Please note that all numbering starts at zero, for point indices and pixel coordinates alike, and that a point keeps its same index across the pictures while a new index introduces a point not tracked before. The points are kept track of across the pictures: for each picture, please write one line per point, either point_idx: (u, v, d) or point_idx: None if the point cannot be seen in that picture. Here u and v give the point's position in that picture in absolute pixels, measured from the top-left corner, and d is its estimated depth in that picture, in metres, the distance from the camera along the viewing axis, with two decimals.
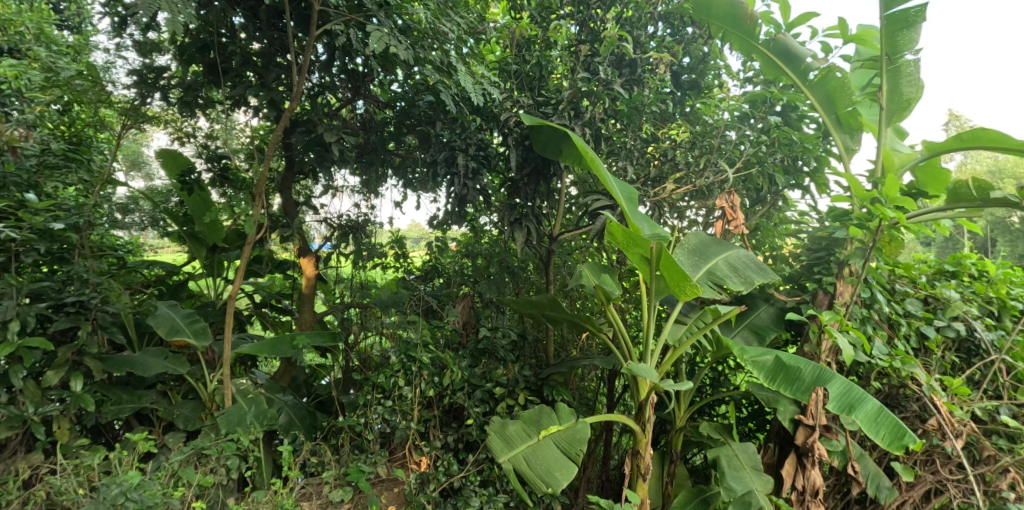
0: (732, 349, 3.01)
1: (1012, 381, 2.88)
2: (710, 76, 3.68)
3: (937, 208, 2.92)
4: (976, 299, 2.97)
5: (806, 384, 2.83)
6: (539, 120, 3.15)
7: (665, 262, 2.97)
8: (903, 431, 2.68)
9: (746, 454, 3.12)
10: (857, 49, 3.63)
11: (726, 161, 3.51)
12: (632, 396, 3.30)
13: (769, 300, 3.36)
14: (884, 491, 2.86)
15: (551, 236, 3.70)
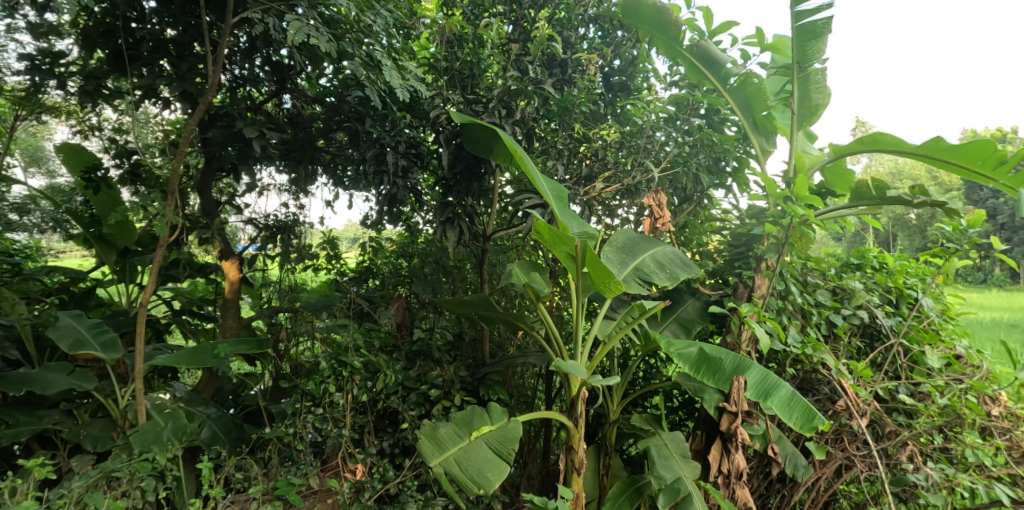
0: (659, 342, 3.14)
1: (908, 363, 3.14)
2: (639, 78, 3.78)
3: (841, 206, 3.16)
4: (877, 289, 3.24)
5: (727, 373, 2.99)
6: (469, 118, 3.14)
7: (591, 258, 3.04)
8: (813, 414, 2.88)
9: (674, 443, 3.26)
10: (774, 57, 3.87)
11: (652, 161, 3.64)
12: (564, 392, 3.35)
13: (695, 294, 3.53)
14: (801, 469, 3.07)
15: (484, 235, 3.67)
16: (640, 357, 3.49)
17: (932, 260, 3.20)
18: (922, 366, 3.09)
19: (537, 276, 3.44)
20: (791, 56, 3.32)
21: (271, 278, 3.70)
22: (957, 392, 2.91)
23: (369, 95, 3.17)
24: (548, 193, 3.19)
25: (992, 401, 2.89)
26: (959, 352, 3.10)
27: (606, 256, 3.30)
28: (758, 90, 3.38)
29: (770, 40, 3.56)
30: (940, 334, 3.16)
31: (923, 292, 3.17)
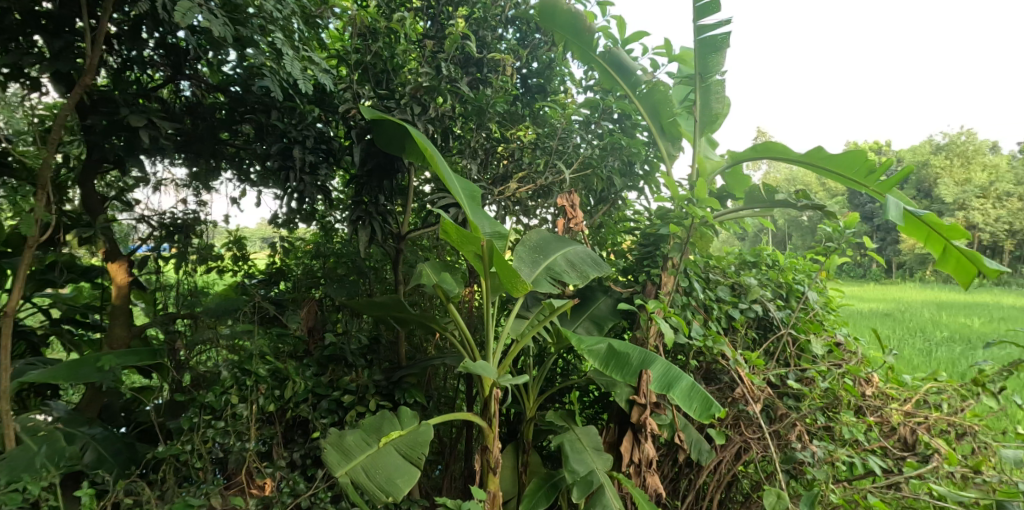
0: (570, 339, 3.23)
1: (797, 351, 3.44)
2: (556, 81, 3.87)
3: (738, 209, 3.41)
4: (769, 284, 3.54)
5: (634, 367, 3.12)
6: (379, 113, 3.06)
7: (496, 257, 3.03)
8: (711, 402, 3.00)
9: (587, 436, 3.35)
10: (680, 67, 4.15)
11: (564, 163, 3.75)
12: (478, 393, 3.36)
13: (607, 291, 3.70)
14: (704, 454, 3.28)
15: (398, 235, 3.58)
16: (554, 354, 3.58)
17: (817, 259, 3.57)
18: (808, 353, 3.39)
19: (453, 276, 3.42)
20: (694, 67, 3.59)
21: (167, 281, 3.44)
22: (836, 376, 3.23)
23: (268, 85, 2.99)
24: (460, 193, 3.18)
25: (866, 382, 3.23)
26: (839, 339, 3.44)
27: (518, 255, 3.35)
28: (666, 97, 3.61)
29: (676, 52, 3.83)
30: (823, 324, 3.50)
31: (809, 287, 3.49)
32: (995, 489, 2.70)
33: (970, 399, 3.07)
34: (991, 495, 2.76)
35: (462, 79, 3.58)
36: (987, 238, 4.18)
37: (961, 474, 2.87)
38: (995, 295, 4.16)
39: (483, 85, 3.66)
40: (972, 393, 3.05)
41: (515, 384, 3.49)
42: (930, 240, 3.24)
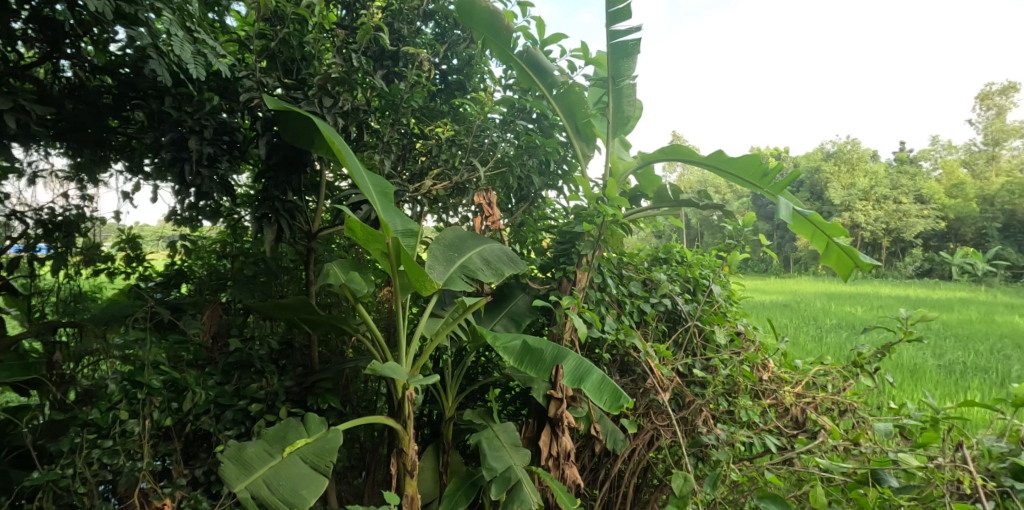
0: (485, 337, 3.23)
1: (703, 341, 3.70)
2: (476, 78, 3.95)
3: (645, 208, 3.69)
4: (678, 279, 3.79)
5: (547, 363, 3.13)
6: (284, 104, 2.90)
7: (403, 256, 2.96)
8: (620, 393, 3.06)
9: (505, 433, 3.35)
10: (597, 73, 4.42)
11: (479, 160, 3.82)
12: (391, 394, 3.26)
13: (525, 288, 3.76)
14: (619, 443, 3.42)
15: (308, 233, 3.45)
16: (473, 353, 3.58)
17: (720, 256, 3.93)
18: (713, 343, 3.65)
19: (366, 275, 3.31)
20: (609, 70, 3.94)
21: (45, 286, 3.18)
22: (736, 363, 3.50)
23: (155, 70, 2.73)
24: (372, 188, 3.09)
25: (763, 367, 3.54)
26: (739, 329, 3.72)
27: (431, 253, 3.28)
28: (580, 99, 3.84)
29: (593, 56, 4.19)
30: (726, 315, 3.78)
31: (713, 281, 3.76)
32: (870, 459, 3.00)
33: (851, 379, 3.44)
34: (866, 464, 3.06)
35: (376, 73, 3.49)
36: (868, 236, 4.70)
37: (843, 446, 3.18)
38: (875, 285, 4.77)
39: (400, 79, 3.59)
40: (852, 373, 3.42)
41: (433, 383, 3.48)
42: (815, 238, 3.79)
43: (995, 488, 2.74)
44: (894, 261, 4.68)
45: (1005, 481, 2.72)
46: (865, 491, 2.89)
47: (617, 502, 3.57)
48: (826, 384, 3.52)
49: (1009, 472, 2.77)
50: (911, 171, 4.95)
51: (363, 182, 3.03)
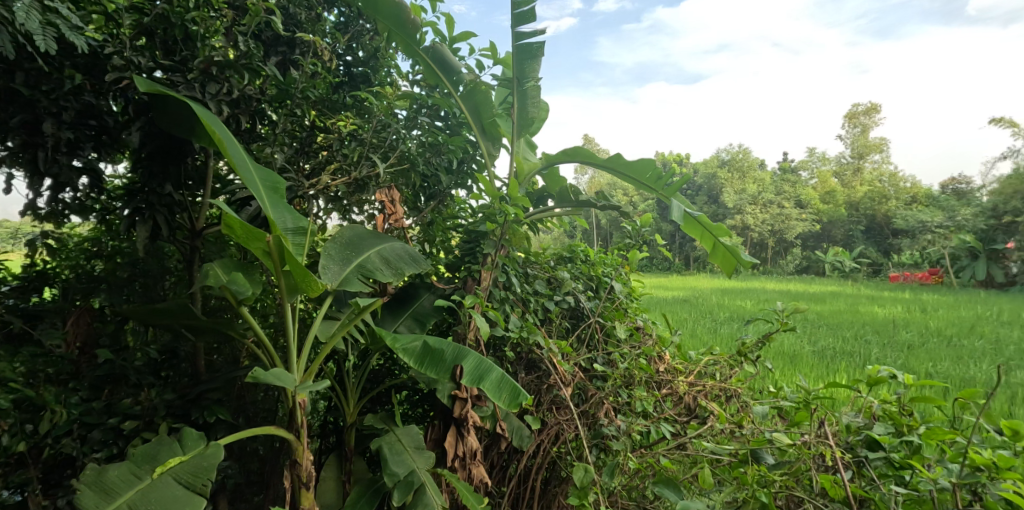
0: (384, 338, 3.13)
1: (604, 336, 3.83)
2: (383, 72, 3.97)
3: (548, 209, 3.87)
4: (581, 277, 3.98)
5: (447, 363, 3.09)
6: (158, 87, 2.69)
7: (286, 255, 2.80)
8: (519, 391, 3.04)
9: (408, 437, 3.26)
10: (507, 72, 4.42)
11: (379, 156, 3.72)
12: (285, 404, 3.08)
13: (431, 288, 3.71)
14: (525, 440, 3.43)
15: (192, 231, 3.25)
16: (374, 355, 3.46)
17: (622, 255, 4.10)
18: (613, 338, 3.80)
19: (257, 276, 3.11)
20: (513, 72, 4.12)
21: None
22: (634, 357, 3.66)
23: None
24: (260, 182, 2.92)
25: (658, 359, 3.76)
26: (638, 324, 3.91)
27: (327, 252, 3.16)
28: (484, 100, 3.93)
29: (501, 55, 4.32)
30: (627, 311, 3.96)
31: (614, 279, 3.93)
32: (750, 440, 3.18)
33: (736, 366, 3.67)
34: (747, 444, 3.25)
35: (269, 60, 3.44)
36: (757, 236, 6.26)
37: (728, 429, 3.38)
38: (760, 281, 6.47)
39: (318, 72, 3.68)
40: (737, 362, 3.65)
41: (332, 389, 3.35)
42: (704, 238, 4.17)
43: (852, 459, 2.97)
44: (778, 259, 6.53)
45: (860, 452, 2.96)
46: (745, 469, 3.08)
47: (522, 498, 3.62)
48: (715, 372, 3.74)
49: (865, 444, 3.00)
50: (792, 181, 6.36)
51: (247, 175, 2.85)
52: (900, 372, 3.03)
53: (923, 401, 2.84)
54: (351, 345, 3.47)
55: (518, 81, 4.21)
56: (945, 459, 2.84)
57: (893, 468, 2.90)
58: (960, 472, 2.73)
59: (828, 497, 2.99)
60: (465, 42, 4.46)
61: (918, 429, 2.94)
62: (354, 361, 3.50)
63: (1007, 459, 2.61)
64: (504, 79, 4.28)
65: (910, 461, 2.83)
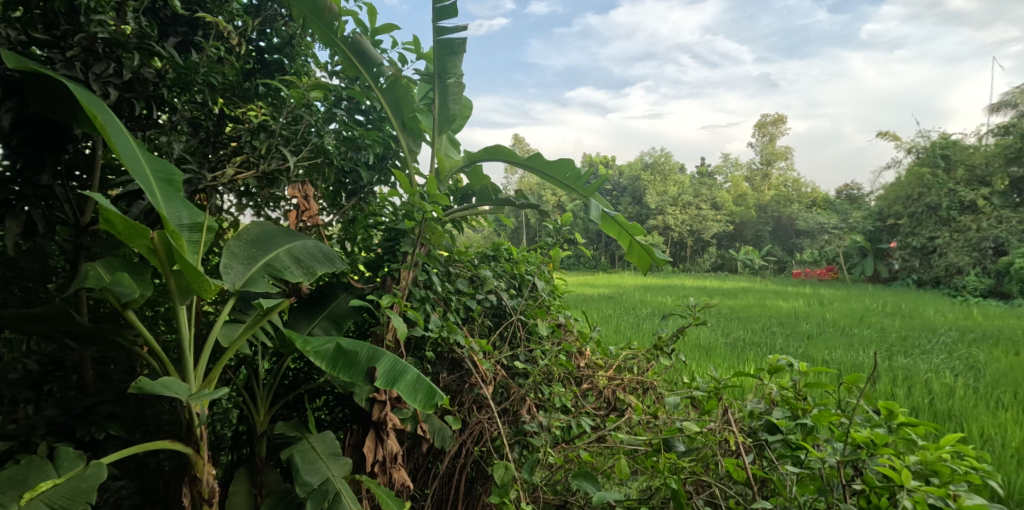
0: (296, 342, 3.04)
1: (526, 333, 3.85)
2: (299, 61, 3.86)
3: (465, 207, 3.86)
4: (505, 275, 3.99)
5: (362, 365, 2.99)
6: (28, 64, 2.52)
7: (174, 253, 2.63)
8: (435, 391, 2.98)
9: (322, 444, 3.13)
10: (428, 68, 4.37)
11: (291, 150, 3.58)
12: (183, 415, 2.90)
13: (349, 288, 3.59)
14: (448, 440, 3.38)
15: (76, 226, 3.01)
16: (285, 358, 3.32)
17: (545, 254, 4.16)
18: (535, 334, 3.83)
19: (149, 277, 2.92)
20: (434, 68, 4.07)
21: None
22: (554, 354, 3.71)
23: None
24: (153, 173, 2.77)
25: (578, 355, 3.84)
26: (560, 321, 3.98)
27: (230, 251, 3.05)
28: (404, 94, 3.86)
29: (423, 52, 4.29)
30: (549, 308, 4.01)
31: (537, 276, 3.98)
32: (663, 429, 3.29)
33: (653, 360, 3.83)
34: (660, 434, 3.38)
35: (167, 40, 3.21)
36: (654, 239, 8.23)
37: (644, 420, 3.49)
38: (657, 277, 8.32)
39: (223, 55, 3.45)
40: (653, 356, 3.79)
41: (238, 396, 3.22)
42: (622, 237, 4.26)
43: (753, 443, 3.09)
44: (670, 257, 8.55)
45: (761, 436, 3.08)
46: (658, 458, 3.15)
47: (445, 501, 3.56)
48: (633, 367, 3.89)
49: (765, 428, 3.12)
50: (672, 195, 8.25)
51: (136, 166, 2.67)
52: (795, 361, 3.20)
53: (815, 387, 3.00)
54: (260, 348, 3.31)
55: (439, 78, 4.16)
56: (833, 439, 2.96)
57: (789, 448, 3.04)
58: (845, 451, 2.87)
59: (733, 480, 3.11)
60: (387, 33, 4.42)
61: (810, 412, 3.10)
62: (263, 365, 3.36)
63: (883, 437, 2.77)
64: (426, 74, 4.26)
65: (803, 442, 2.97)
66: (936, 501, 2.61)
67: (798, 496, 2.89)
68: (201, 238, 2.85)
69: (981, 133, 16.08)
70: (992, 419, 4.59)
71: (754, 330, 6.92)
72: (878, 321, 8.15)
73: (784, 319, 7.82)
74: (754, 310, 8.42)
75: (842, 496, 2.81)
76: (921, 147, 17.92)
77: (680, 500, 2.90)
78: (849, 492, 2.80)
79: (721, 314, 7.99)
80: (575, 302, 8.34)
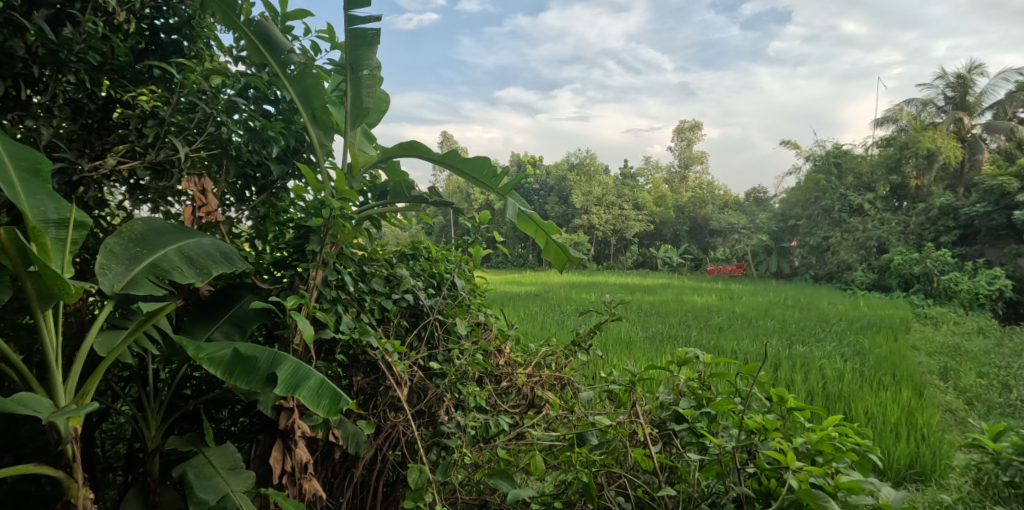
0: (187, 349, 2.89)
1: (444, 333, 3.80)
2: (202, 44, 3.72)
3: (378, 204, 3.75)
4: (423, 274, 3.91)
5: (261, 372, 2.87)
6: None
7: (27, 249, 2.42)
8: (340, 396, 2.88)
9: (221, 458, 2.96)
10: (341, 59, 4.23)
11: (184, 140, 3.42)
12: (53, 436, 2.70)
13: (254, 289, 3.40)
14: (362, 446, 3.26)
15: None
16: (179, 365, 3.13)
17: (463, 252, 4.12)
18: (453, 334, 3.79)
19: (9, 279, 2.66)
20: (346, 58, 3.95)
21: None
22: (472, 353, 3.68)
23: None
24: (15, 162, 2.63)
25: (497, 354, 3.83)
26: (480, 320, 3.96)
27: (109, 248, 2.92)
28: (314, 83, 3.71)
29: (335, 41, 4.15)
30: (469, 307, 3.98)
31: (455, 275, 3.93)
32: (577, 424, 3.34)
33: (571, 356, 3.87)
34: (574, 428, 3.43)
35: (37, 13, 3.03)
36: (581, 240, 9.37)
37: (561, 416, 3.53)
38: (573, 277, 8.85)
39: (111, 33, 3.35)
40: (571, 351, 3.85)
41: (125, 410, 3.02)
42: (538, 235, 4.30)
43: (661, 433, 3.20)
44: None
45: (668, 426, 3.18)
46: (571, 452, 3.18)
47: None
48: (552, 363, 3.93)
49: (673, 418, 3.24)
50: None
51: None
52: (702, 353, 3.26)
53: (717, 377, 3.10)
54: (151, 355, 3.08)
55: (352, 69, 4.04)
56: (731, 426, 3.10)
57: (695, 436, 3.14)
58: (740, 436, 3.02)
59: (641, 470, 3.19)
60: (298, 20, 4.25)
61: (715, 400, 3.23)
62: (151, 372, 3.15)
63: (772, 421, 2.92)
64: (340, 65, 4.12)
65: (706, 430, 3.09)
66: (816, 479, 2.77)
67: (700, 481, 3.02)
68: (70, 236, 2.68)
69: (867, 141, 17.54)
70: (876, 399, 5.02)
71: (671, 323, 7.24)
72: (780, 313, 8.72)
73: (699, 313, 8.20)
74: (671, 305, 8.79)
75: (736, 480, 2.92)
76: (817, 153, 19.31)
77: (592, 494, 2.95)
78: (743, 475, 2.91)
79: (640, 309, 8.31)
80: (502, 300, 8.44)
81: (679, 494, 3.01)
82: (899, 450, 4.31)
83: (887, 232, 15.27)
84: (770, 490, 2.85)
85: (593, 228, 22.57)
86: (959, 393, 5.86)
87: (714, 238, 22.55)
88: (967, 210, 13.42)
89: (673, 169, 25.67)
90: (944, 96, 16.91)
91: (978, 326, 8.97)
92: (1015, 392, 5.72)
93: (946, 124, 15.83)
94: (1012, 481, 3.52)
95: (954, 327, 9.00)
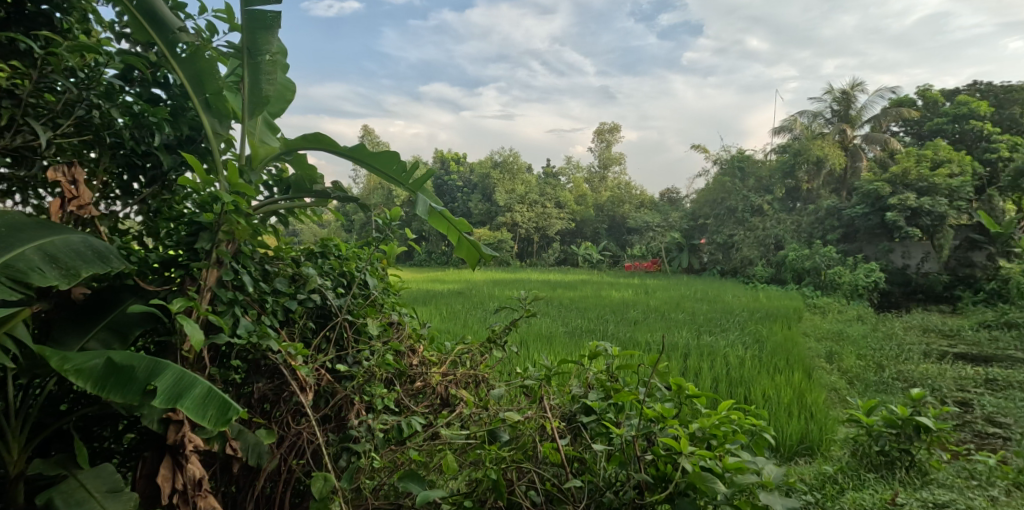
0: (52, 361, 2.64)
1: (354, 333, 3.68)
2: (78, 17, 3.42)
3: (280, 198, 3.59)
4: (332, 273, 3.76)
5: (139, 383, 2.65)
6: None
7: None
8: (229, 405, 2.71)
9: (98, 479, 2.72)
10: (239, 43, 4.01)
11: (46, 123, 3.17)
12: None
13: (138, 292, 3.15)
14: (264, 456, 3.10)
15: None
16: (47, 374, 2.89)
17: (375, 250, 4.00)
18: (363, 334, 3.67)
19: None
20: (243, 42, 3.74)
21: None
22: (382, 353, 3.59)
23: None
24: None
25: (409, 353, 3.76)
26: (392, 319, 3.86)
27: None
28: (207, 68, 3.47)
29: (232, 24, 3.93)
30: (380, 307, 3.87)
31: (367, 273, 3.81)
32: (489, 420, 3.34)
33: (486, 353, 3.86)
34: (485, 425, 3.43)
35: None
36: None
37: (473, 414, 3.51)
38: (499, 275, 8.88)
39: None
40: (486, 348, 3.85)
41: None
42: (450, 232, 4.26)
43: (570, 426, 3.26)
44: None
45: (578, 418, 3.25)
46: (481, 449, 3.18)
47: None
48: (467, 360, 3.91)
49: (582, 411, 3.31)
50: None
51: None
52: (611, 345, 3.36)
53: (622, 369, 3.19)
54: (12, 366, 2.78)
55: (250, 55, 3.84)
56: (633, 416, 3.20)
57: (603, 426, 3.22)
58: (640, 424, 3.13)
59: (550, 463, 3.24)
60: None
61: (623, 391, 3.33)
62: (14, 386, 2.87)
63: (669, 409, 3.05)
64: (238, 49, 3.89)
65: (612, 421, 3.18)
66: (707, 463, 2.90)
67: (605, 470, 3.11)
68: None
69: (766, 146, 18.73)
70: (771, 383, 5.37)
71: (589, 317, 7.42)
72: (691, 306, 9.14)
73: (615, 307, 8.45)
74: (591, 301, 9.01)
75: (637, 467, 3.03)
76: (722, 157, 20.40)
77: (500, 490, 2.96)
78: (641, 462, 3.01)
79: (561, 305, 8.47)
80: (427, 298, 8.33)
81: (586, 484, 3.05)
82: (790, 429, 4.61)
83: (783, 230, 16.38)
84: (666, 474, 2.97)
85: (513, 227, 22.77)
86: (841, 375, 6.39)
87: (629, 236, 23.32)
88: (849, 210, 14.58)
89: (591, 169, 26.29)
90: (831, 106, 18.31)
91: (858, 315, 9.80)
92: (887, 372, 6.30)
93: (832, 132, 17.16)
94: (882, 450, 4.04)
95: (838, 316, 9.78)
